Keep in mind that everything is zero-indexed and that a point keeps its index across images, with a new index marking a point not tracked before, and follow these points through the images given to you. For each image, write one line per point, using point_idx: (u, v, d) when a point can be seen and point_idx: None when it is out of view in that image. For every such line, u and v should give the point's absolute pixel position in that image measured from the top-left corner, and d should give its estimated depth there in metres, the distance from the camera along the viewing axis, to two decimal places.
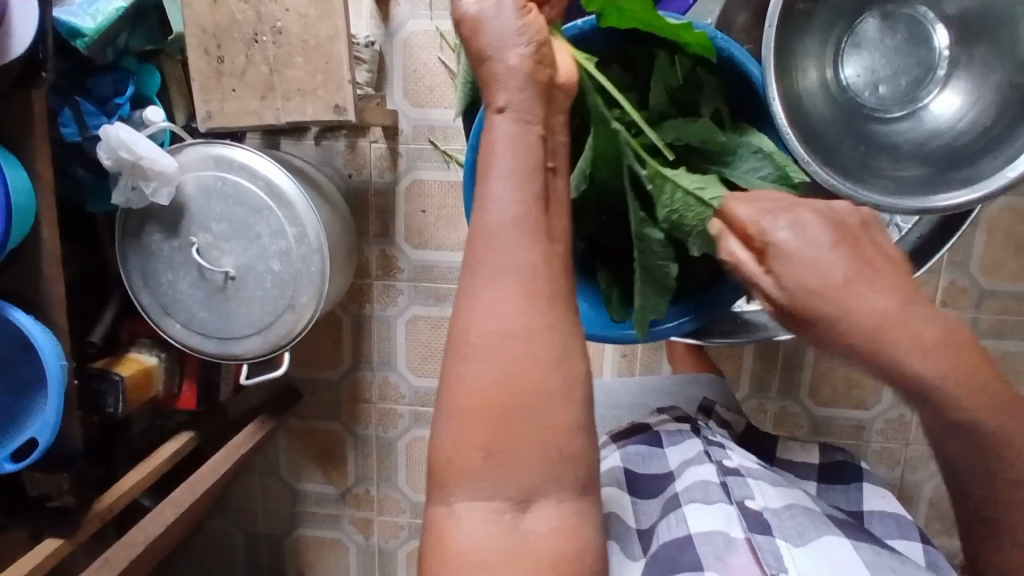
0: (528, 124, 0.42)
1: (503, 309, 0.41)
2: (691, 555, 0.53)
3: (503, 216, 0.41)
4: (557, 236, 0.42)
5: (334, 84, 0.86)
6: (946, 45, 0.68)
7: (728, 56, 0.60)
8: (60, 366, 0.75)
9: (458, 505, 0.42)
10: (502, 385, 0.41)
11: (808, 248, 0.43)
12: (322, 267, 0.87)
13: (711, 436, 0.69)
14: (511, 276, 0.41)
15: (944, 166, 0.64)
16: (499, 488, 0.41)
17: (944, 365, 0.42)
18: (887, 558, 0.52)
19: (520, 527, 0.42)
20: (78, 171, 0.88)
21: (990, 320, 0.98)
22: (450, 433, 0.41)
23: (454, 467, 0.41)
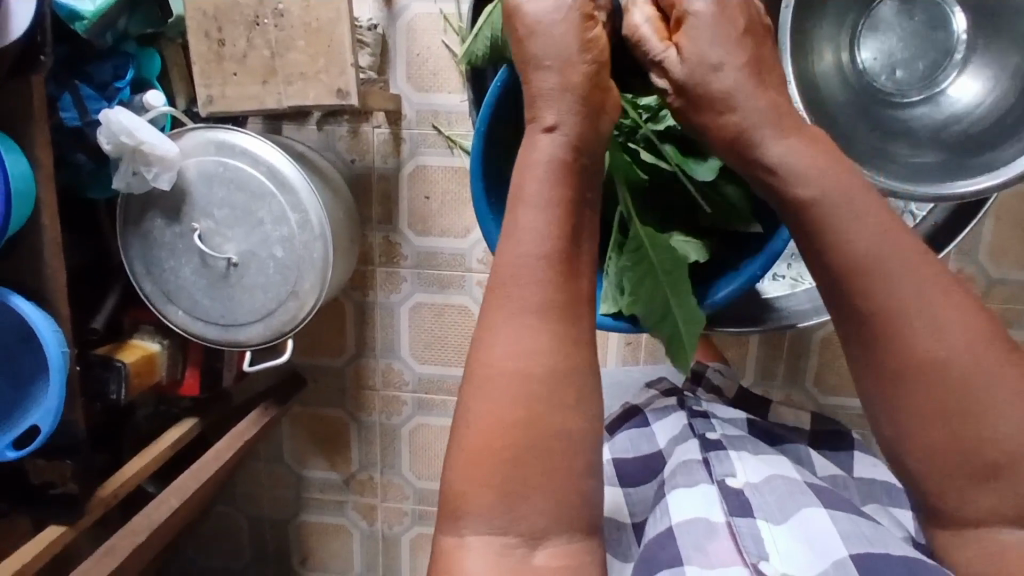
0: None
1: (521, 345, 0.41)
2: (672, 548, 0.52)
3: (532, 251, 0.41)
4: (581, 270, 0.42)
5: (336, 67, 0.84)
6: (965, 28, 0.67)
7: None
8: (62, 354, 0.75)
9: (469, 538, 0.41)
10: (517, 419, 0.40)
11: (715, 17, 0.48)
12: (325, 254, 0.87)
13: (695, 408, 0.70)
14: (534, 315, 0.41)
15: (961, 152, 0.63)
16: (510, 525, 0.41)
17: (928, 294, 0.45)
18: (864, 528, 0.51)
19: (531, 562, 0.41)
20: (79, 156, 0.86)
21: (999, 309, 0.97)
22: (465, 464, 0.41)
23: (466, 499, 0.41)
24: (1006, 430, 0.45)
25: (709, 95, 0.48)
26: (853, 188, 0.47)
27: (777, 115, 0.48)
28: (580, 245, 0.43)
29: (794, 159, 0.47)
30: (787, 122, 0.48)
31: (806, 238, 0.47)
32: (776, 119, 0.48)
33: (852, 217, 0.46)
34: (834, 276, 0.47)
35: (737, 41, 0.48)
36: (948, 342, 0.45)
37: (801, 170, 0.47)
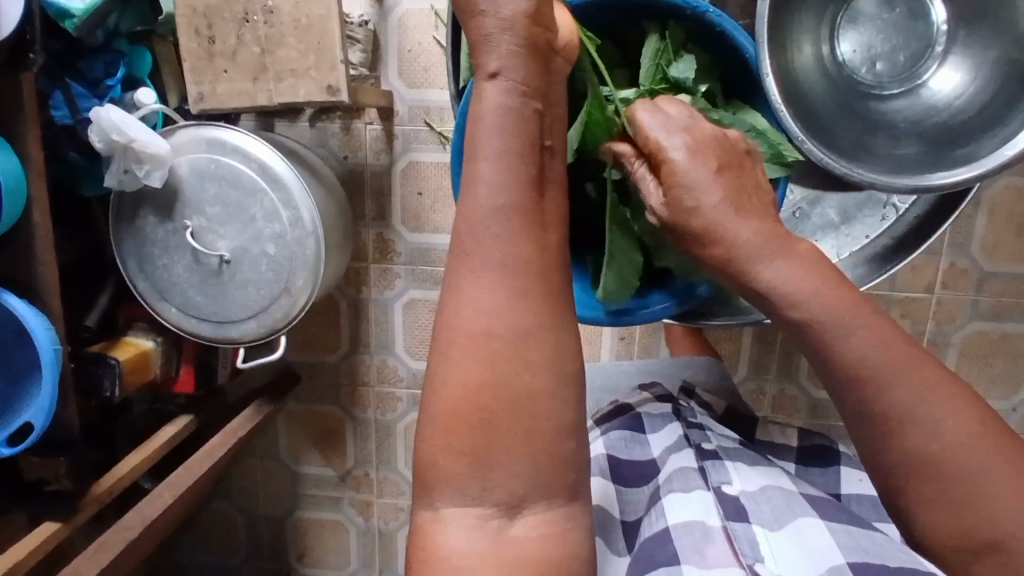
0: (525, 99, 0.41)
1: (487, 302, 0.40)
2: (670, 548, 0.53)
3: (491, 204, 0.40)
4: (549, 224, 0.42)
5: (327, 64, 0.84)
6: (944, 20, 0.67)
7: (722, 31, 0.58)
8: (54, 351, 0.75)
9: (443, 512, 0.42)
10: (485, 384, 0.40)
11: (693, 162, 0.50)
12: (317, 250, 0.87)
13: (691, 419, 0.69)
14: (499, 271, 0.40)
15: (942, 144, 0.63)
16: (485, 495, 0.41)
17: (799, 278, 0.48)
18: (861, 540, 0.51)
19: (507, 534, 0.42)
20: (71, 154, 0.87)
21: (991, 302, 0.97)
22: (435, 431, 0.41)
23: (437, 471, 0.42)
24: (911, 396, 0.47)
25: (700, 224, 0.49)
26: (848, 302, 0.47)
27: (767, 238, 0.48)
28: (544, 198, 0.42)
29: (788, 275, 0.48)
30: (778, 241, 0.49)
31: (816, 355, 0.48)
32: (781, 257, 0.48)
33: (847, 334, 0.47)
34: (840, 386, 0.48)
35: (715, 174, 0.50)
36: (847, 330, 0.47)
37: (787, 287, 0.48)
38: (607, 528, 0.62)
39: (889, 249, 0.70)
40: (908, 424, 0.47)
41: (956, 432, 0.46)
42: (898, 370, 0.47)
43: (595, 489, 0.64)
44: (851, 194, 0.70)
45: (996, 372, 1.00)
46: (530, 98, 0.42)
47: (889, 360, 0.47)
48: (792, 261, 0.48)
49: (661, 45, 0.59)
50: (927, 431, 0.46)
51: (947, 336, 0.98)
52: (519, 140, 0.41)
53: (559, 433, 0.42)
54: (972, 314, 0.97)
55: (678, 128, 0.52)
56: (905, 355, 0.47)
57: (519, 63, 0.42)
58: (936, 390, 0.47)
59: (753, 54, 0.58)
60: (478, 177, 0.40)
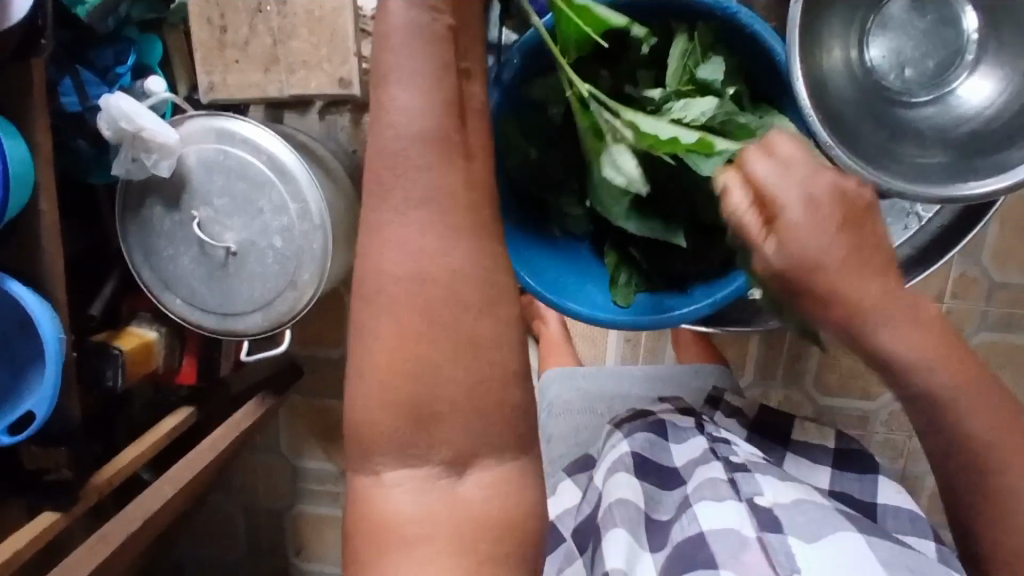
0: (431, 11, 0.28)
1: (414, 242, 0.29)
2: (707, 552, 0.56)
3: (408, 131, 0.28)
4: (475, 152, 0.29)
5: (339, 57, 0.84)
6: (976, 28, 0.66)
7: (752, 33, 0.57)
8: (58, 340, 0.75)
9: (387, 476, 0.32)
10: (420, 353, 0.29)
11: (813, 223, 0.41)
12: (325, 246, 0.86)
13: (715, 432, 0.69)
14: (429, 209, 0.28)
15: (969, 153, 0.62)
16: (431, 450, 0.31)
17: (909, 332, 0.44)
18: (905, 557, 0.53)
19: (454, 495, 0.32)
20: (79, 142, 0.85)
21: (1000, 312, 0.96)
22: (367, 402, 0.30)
23: (375, 437, 0.31)
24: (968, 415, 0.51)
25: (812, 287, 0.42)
26: (928, 325, 0.45)
27: (889, 303, 0.43)
28: (471, 122, 0.29)
29: (900, 334, 0.44)
30: (895, 305, 0.43)
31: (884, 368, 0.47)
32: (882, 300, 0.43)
33: (932, 370, 0.46)
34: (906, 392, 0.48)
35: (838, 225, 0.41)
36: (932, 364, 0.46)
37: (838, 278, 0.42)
38: (632, 520, 0.62)
39: (910, 259, 0.69)
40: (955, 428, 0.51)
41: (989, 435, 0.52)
42: (964, 395, 0.49)
43: (622, 484, 0.64)
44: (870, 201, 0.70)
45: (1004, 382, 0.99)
46: (441, 9, 0.28)
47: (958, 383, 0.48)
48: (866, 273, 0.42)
49: (689, 47, 0.59)
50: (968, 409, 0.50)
51: None
52: (432, 50, 0.28)
53: (508, 377, 0.30)
54: (981, 323, 0.97)
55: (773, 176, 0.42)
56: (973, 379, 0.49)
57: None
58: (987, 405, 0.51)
59: (781, 57, 0.57)
60: (391, 95, 0.28)
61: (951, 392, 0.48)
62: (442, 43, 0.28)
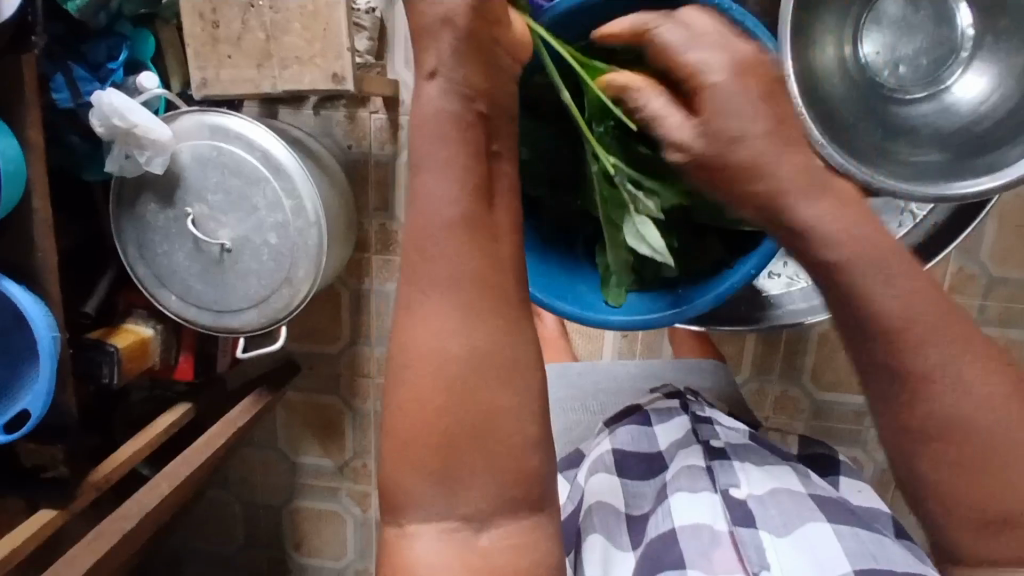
0: (466, 98, 0.37)
1: (440, 321, 0.36)
2: (676, 551, 0.53)
3: (440, 218, 0.35)
4: (501, 231, 0.37)
5: (333, 52, 0.83)
6: (970, 24, 0.65)
7: (742, 30, 0.56)
8: (52, 338, 0.74)
9: (410, 527, 0.39)
10: (442, 413, 0.36)
11: (737, 86, 0.43)
12: (320, 242, 0.86)
13: (698, 414, 0.70)
14: (450, 287, 0.36)
15: (961, 153, 0.61)
16: (451, 507, 0.38)
17: (838, 219, 0.39)
18: (868, 544, 0.51)
19: (475, 544, 0.39)
20: (73, 139, 0.86)
21: (998, 308, 0.96)
22: (396, 454, 0.38)
23: (402, 489, 0.38)
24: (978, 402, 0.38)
25: (737, 168, 0.41)
26: (881, 242, 0.39)
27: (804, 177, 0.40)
28: (494, 211, 0.37)
29: (829, 220, 0.39)
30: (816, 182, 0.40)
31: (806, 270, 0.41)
32: (800, 178, 0.40)
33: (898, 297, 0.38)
34: (841, 319, 0.40)
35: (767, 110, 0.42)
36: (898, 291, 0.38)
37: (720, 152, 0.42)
38: (609, 523, 0.60)
39: None
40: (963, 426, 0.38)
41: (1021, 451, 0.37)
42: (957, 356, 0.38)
43: (602, 486, 0.63)
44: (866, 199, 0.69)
45: None
46: (474, 99, 0.37)
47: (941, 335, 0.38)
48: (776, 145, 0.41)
49: None
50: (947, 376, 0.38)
51: None
52: (462, 140, 0.36)
53: (519, 421, 0.37)
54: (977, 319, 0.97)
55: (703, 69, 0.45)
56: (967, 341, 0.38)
57: (465, 63, 0.37)
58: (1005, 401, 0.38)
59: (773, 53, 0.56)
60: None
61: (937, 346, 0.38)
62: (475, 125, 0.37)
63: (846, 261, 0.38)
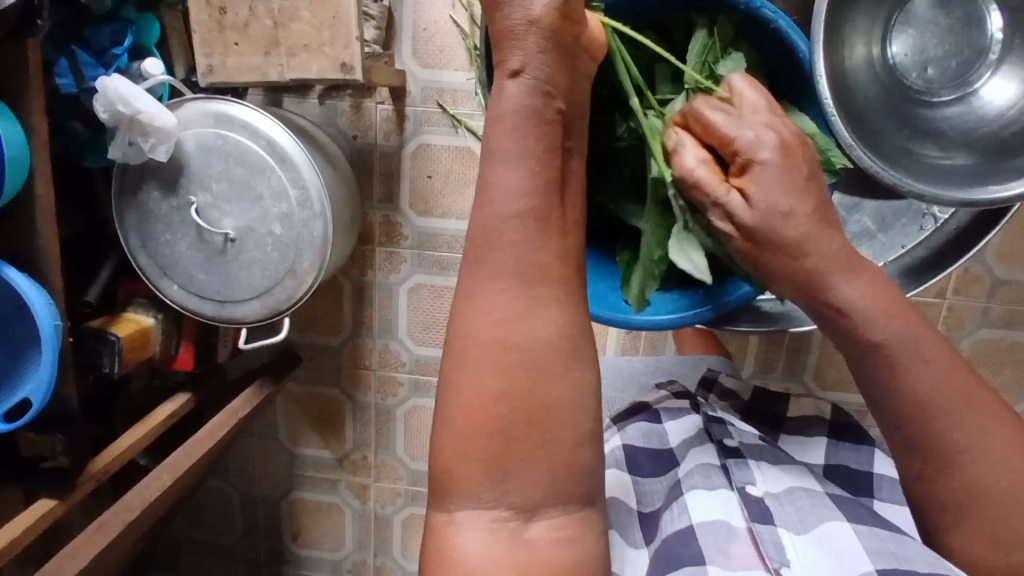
0: (547, 96, 0.39)
1: (501, 310, 0.38)
2: (694, 547, 0.53)
3: (508, 210, 0.38)
4: (568, 227, 0.39)
5: (342, 41, 0.82)
6: (1000, 28, 0.65)
7: (776, 28, 0.56)
8: (55, 327, 0.73)
9: (457, 514, 0.39)
10: (500, 396, 0.38)
11: (783, 166, 0.47)
12: (325, 232, 0.85)
13: (711, 412, 0.68)
14: (511, 276, 0.38)
15: (992, 155, 0.61)
16: (500, 495, 0.39)
17: (866, 296, 0.47)
18: (889, 544, 0.50)
19: (524, 536, 0.40)
20: (75, 125, 0.84)
21: (1002, 310, 0.96)
22: (449, 437, 0.39)
23: (451, 475, 0.39)
24: (975, 445, 0.48)
25: (779, 242, 0.47)
26: (897, 313, 0.48)
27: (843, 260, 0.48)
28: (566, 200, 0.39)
29: (859, 299, 0.47)
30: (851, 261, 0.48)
31: (864, 374, 0.49)
32: (841, 258, 0.47)
33: (909, 356, 0.47)
34: (897, 419, 0.49)
35: (803, 187, 0.47)
36: (911, 353, 0.48)
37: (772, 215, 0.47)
38: (621, 518, 0.62)
39: (926, 260, 0.69)
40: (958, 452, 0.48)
41: (1000, 468, 0.48)
42: (949, 406, 0.48)
43: (613, 483, 0.64)
44: (889, 201, 0.69)
45: (1004, 379, 0.99)
46: (553, 98, 0.39)
47: (940, 391, 0.48)
48: (823, 231, 0.47)
49: (710, 42, 0.57)
50: (979, 461, 0.48)
51: (957, 342, 0.98)
52: (539, 137, 0.38)
53: (571, 409, 0.39)
54: (981, 320, 0.97)
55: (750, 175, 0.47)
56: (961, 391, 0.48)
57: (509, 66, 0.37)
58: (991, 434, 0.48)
59: (806, 55, 0.57)
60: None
61: (936, 397, 0.48)
62: (548, 124, 0.39)
63: (905, 369, 0.48)
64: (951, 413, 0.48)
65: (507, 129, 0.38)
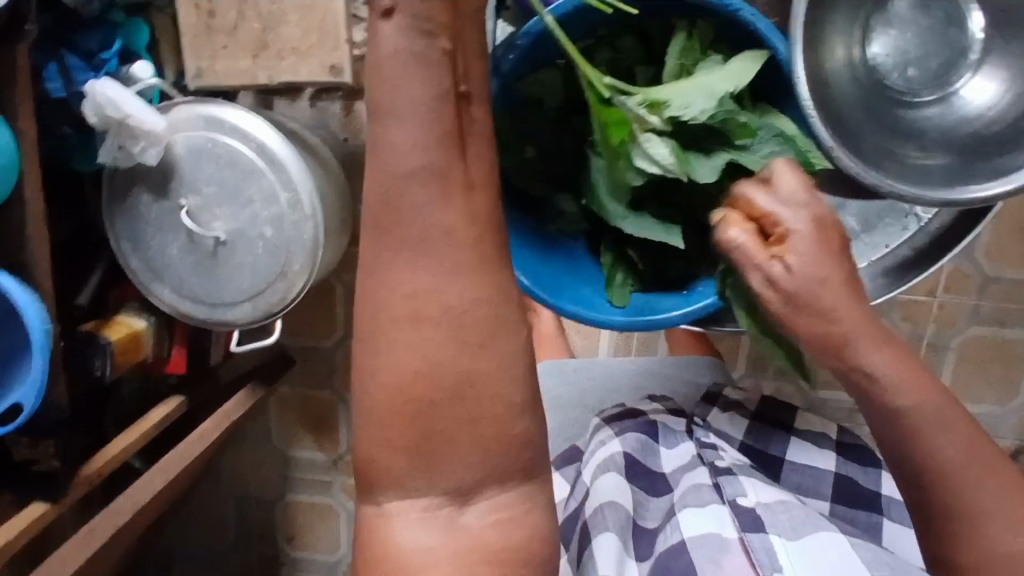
0: (426, 36, 0.29)
1: (414, 281, 0.30)
2: (685, 559, 0.56)
3: (410, 169, 0.29)
4: (477, 185, 0.30)
5: (330, 43, 0.82)
6: (981, 28, 0.66)
7: (754, 31, 0.56)
8: (45, 331, 0.73)
9: (386, 507, 0.34)
10: (429, 378, 0.31)
11: (818, 240, 0.51)
12: (316, 235, 0.85)
13: (704, 437, 0.69)
14: (429, 247, 0.30)
15: (971, 156, 0.62)
16: (431, 485, 0.33)
17: (895, 370, 0.53)
18: (885, 557, 0.55)
19: (460, 523, 0.35)
20: (65, 129, 0.85)
21: (992, 307, 0.97)
22: (373, 429, 0.32)
23: (378, 469, 0.33)
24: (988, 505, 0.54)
25: (817, 307, 0.51)
26: (925, 389, 0.54)
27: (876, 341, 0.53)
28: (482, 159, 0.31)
29: (890, 375, 0.53)
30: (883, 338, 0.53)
31: (887, 441, 0.56)
32: (868, 329, 0.52)
33: (935, 429, 0.54)
34: (916, 478, 0.55)
35: (834, 259, 0.51)
36: (936, 423, 0.54)
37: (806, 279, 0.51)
38: (621, 525, 0.62)
39: (909, 259, 0.69)
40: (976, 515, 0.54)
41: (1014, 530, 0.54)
42: (970, 473, 0.54)
43: (610, 487, 0.63)
44: (872, 202, 0.69)
45: (995, 376, 1.00)
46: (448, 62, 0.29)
47: (959, 458, 0.54)
48: (856, 306, 0.52)
49: (689, 45, 0.58)
50: (990, 521, 0.54)
51: (948, 340, 0.98)
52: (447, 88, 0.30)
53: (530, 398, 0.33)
54: (972, 319, 0.97)
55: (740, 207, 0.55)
56: (979, 458, 0.54)
57: None
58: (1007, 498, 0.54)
59: (784, 54, 0.56)
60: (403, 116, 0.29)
61: (958, 464, 0.54)
62: (439, 66, 0.29)
63: (927, 436, 0.54)
64: (970, 479, 0.54)
65: (386, 80, 0.29)
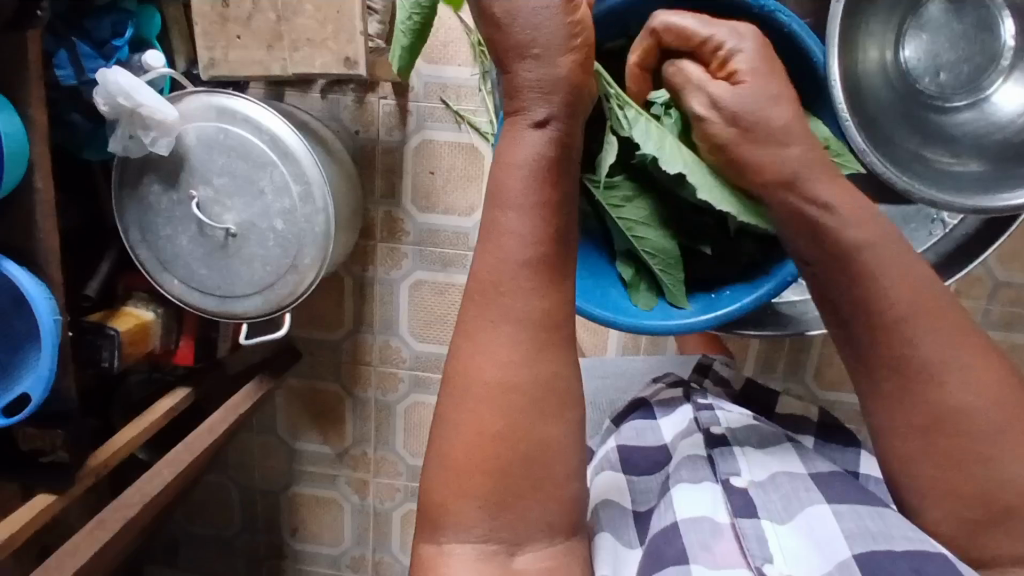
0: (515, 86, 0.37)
1: (489, 372, 0.42)
2: (679, 544, 0.51)
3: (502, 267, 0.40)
4: None
5: (345, 35, 0.81)
6: (1013, 34, 0.65)
7: (789, 31, 0.56)
8: (55, 322, 0.73)
9: (447, 547, 0.43)
10: (496, 437, 0.42)
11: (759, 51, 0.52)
12: (327, 228, 0.84)
13: (701, 399, 0.66)
14: (513, 326, 0.41)
15: (1005, 162, 0.61)
16: (483, 533, 0.43)
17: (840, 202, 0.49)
18: (867, 521, 0.50)
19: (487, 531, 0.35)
20: (75, 117, 0.84)
21: (1002, 311, 0.96)
22: (445, 476, 0.43)
23: (450, 513, 0.43)
24: (951, 381, 0.46)
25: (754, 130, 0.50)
26: (878, 239, 0.48)
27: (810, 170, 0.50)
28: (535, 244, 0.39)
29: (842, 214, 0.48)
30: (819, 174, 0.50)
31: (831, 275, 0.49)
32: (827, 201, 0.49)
33: (884, 273, 0.47)
34: (854, 319, 0.48)
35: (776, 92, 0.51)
36: (890, 272, 0.47)
37: (749, 108, 0.51)
38: (615, 520, 0.59)
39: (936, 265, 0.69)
40: (930, 380, 0.46)
41: (978, 402, 0.45)
42: (922, 330, 0.46)
43: (608, 484, 0.63)
44: (898, 205, 0.70)
45: None
46: None
47: (911, 311, 0.46)
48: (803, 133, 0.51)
49: None
50: (952, 389, 0.46)
51: None
52: None
53: None
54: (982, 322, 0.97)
55: (525, 25, 0.41)
56: (936, 315, 0.46)
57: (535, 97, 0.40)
58: (969, 367, 0.46)
59: (820, 59, 0.57)
60: None
61: (908, 318, 0.46)
62: None
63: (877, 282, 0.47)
64: (925, 343, 0.46)
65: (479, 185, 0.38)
